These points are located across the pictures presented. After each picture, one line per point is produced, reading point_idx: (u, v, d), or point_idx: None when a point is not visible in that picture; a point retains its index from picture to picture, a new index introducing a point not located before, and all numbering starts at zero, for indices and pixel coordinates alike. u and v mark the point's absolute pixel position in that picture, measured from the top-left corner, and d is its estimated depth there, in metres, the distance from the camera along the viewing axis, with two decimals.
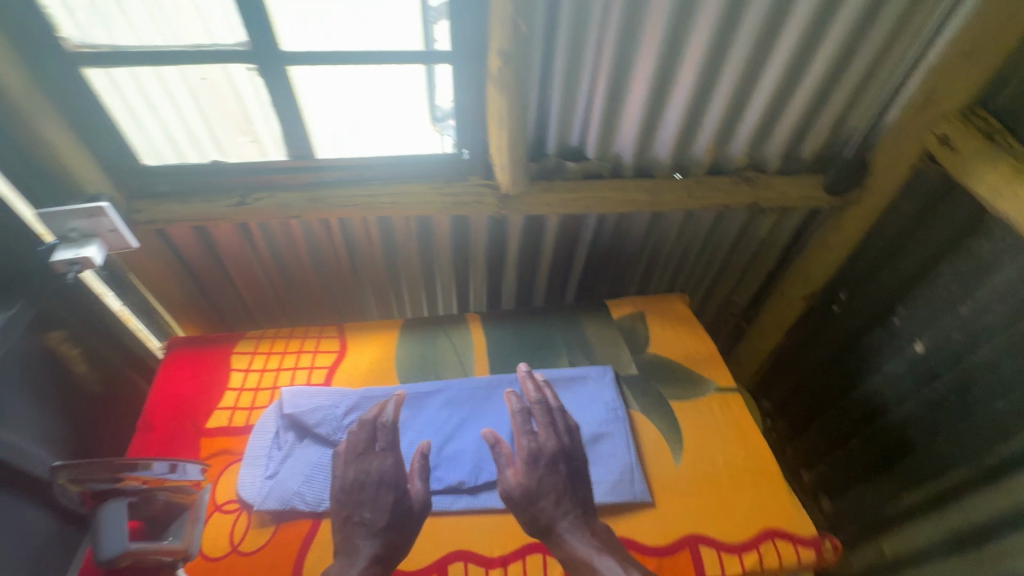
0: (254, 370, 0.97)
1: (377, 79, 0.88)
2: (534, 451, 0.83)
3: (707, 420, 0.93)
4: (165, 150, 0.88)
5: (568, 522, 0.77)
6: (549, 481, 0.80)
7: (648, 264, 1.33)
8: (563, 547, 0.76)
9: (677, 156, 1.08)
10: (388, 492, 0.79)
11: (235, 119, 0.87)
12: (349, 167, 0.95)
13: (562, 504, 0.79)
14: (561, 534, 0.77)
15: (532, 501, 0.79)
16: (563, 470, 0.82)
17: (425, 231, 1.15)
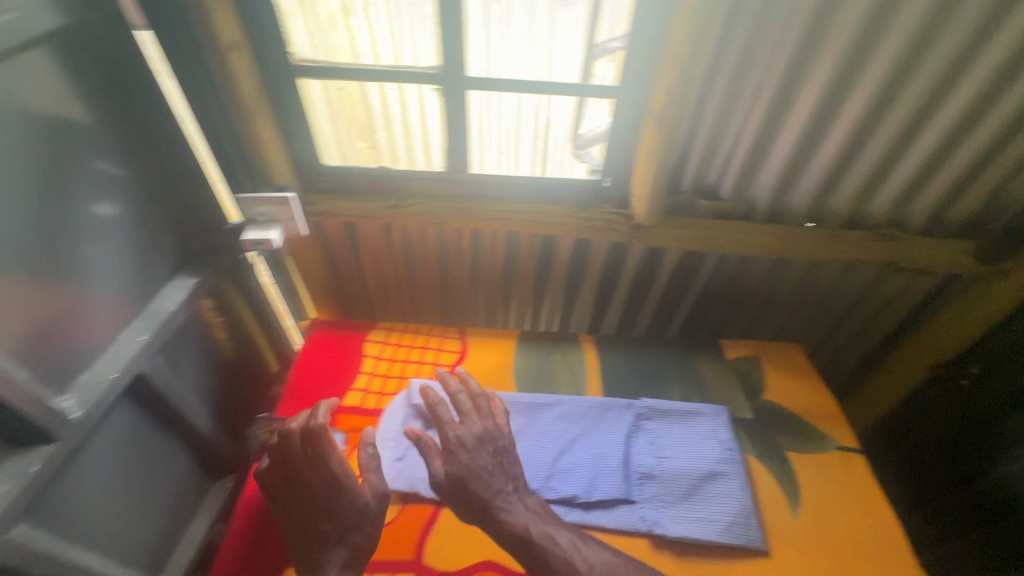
0: (384, 358, 1.05)
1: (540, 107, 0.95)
2: (460, 437, 0.77)
3: (828, 478, 0.90)
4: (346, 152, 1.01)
5: (502, 501, 0.75)
6: (481, 464, 0.76)
7: (759, 309, 1.31)
8: (508, 528, 0.73)
9: (813, 205, 1.07)
10: (341, 496, 0.76)
11: (360, 126, 0.97)
12: (494, 185, 1.05)
13: (495, 483, 0.76)
14: (503, 519, 0.74)
15: (468, 483, 0.75)
16: (488, 449, 0.78)
17: (546, 250, 1.21)
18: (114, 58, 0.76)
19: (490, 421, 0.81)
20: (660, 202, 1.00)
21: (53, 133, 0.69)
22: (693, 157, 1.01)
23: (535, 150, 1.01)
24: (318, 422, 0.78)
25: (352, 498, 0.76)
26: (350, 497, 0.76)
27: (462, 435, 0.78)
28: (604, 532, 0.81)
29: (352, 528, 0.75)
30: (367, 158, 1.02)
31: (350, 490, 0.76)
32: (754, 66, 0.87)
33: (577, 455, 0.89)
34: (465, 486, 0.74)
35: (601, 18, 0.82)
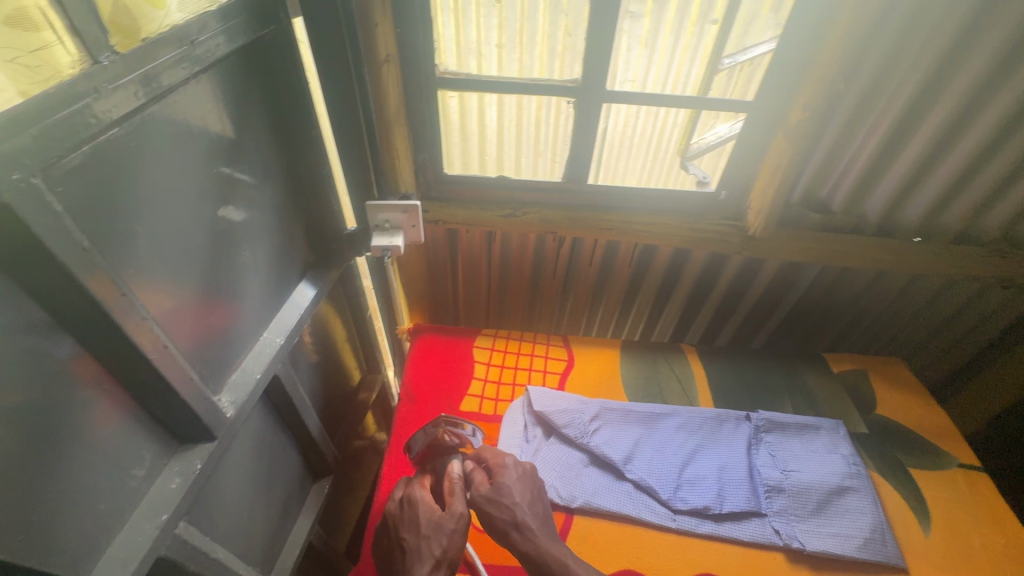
0: (494, 365, 1.06)
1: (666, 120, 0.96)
2: (510, 462, 0.78)
3: (957, 497, 0.89)
4: (472, 160, 1.04)
5: (538, 524, 0.71)
6: (518, 484, 0.75)
7: (851, 323, 1.30)
8: (531, 550, 0.69)
9: (925, 221, 1.07)
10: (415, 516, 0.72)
11: (448, 131, 0.99)
12: (604, 194, 1.07)
13: (529, 508, 0.72)
14: (528, 540, 0.69)
15: (500, 502, 0.72)
16: (526, 474, 0.78)
17: (644, 259, 1.21)
18: (275, 72, 0.79)
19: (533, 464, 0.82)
20: (777, 214, 1.00)
21: (211, 148, 0.70)
22: (808, 171, 1.02)
23: (651, 161, 1.03)
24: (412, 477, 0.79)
25: (433, 516, 0.71)
26: (429, 515, 0.71)
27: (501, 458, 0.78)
28: (738, 544, 0.82)
29: (427, 541, 0.69)
30: (491, 167, 1.05)
31: (424, 505, 0.73)
32: (887, 83, 0.87)
33: (702, 466, 0.90)
34: (492, 504, 0.72)
35: (743, 34, 0.83)
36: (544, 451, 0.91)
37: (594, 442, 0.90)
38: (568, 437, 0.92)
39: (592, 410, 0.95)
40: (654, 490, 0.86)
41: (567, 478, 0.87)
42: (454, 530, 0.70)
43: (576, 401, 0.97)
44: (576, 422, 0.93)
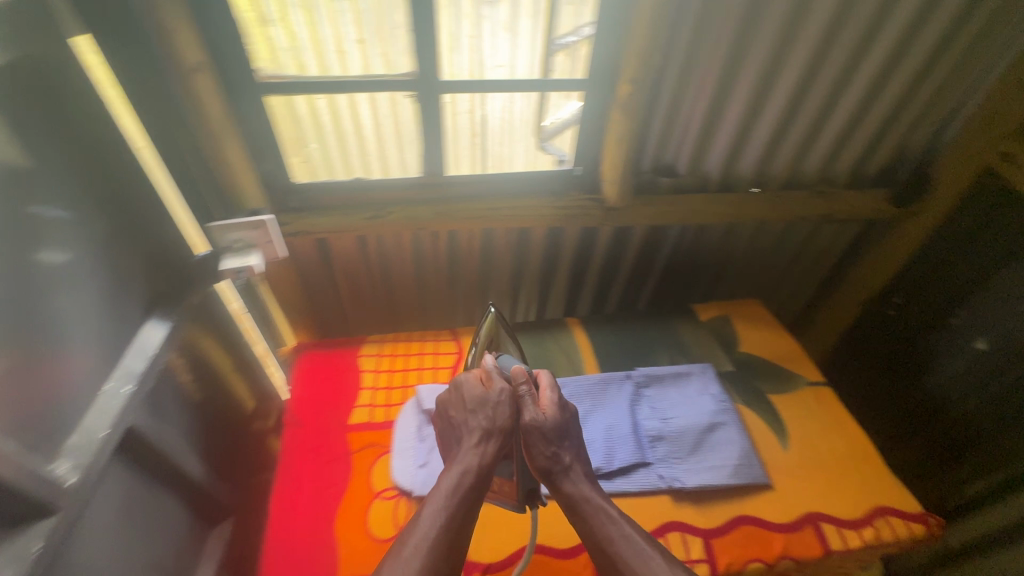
0: (383, 371, 1.04)
1: (510, 105, 0.97)
2: (561, 404, 0.79)
3: (807, 412, 1.02)
4: (319, 168, 0.99)
5: (575, 474, 0.74)
6: (566, 419, 0.77)
7: (717, 273, 1.42)
8: (571, 493, 0.72)
9: (758, 172, 1.18)
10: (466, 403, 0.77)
11: (289, 141, 0.94)
12: (468, 184, 1.07)
13: (572, 454, 0.76)
14: (570, 482, 0.73)
15: (547, 437, 0.74)
16: (573, 415, 0.79)
17: (522, 242, 1.24)
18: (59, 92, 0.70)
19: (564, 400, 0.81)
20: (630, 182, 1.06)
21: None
22: (652, 140, 1.09)
23: (506, 147, 1.04)
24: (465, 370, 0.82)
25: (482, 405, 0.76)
26: (478, 402, 0.76)
27: (552, 391, 0.80)
28: (628, 496, 0.87)
29: (472, 415, 0.75)
30: (341, 173, 1.01)
31: (469, 388, 0.78)
32: (701, 51, 0.95)
33: (591, 431, 0.95)
34: (540, 434, 0.74)
35: (563, 15, 0.86)
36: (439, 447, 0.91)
37: None
38: None
39: None
40: None
41: None
42: (497, 405, 0.76)
43: None
44: None
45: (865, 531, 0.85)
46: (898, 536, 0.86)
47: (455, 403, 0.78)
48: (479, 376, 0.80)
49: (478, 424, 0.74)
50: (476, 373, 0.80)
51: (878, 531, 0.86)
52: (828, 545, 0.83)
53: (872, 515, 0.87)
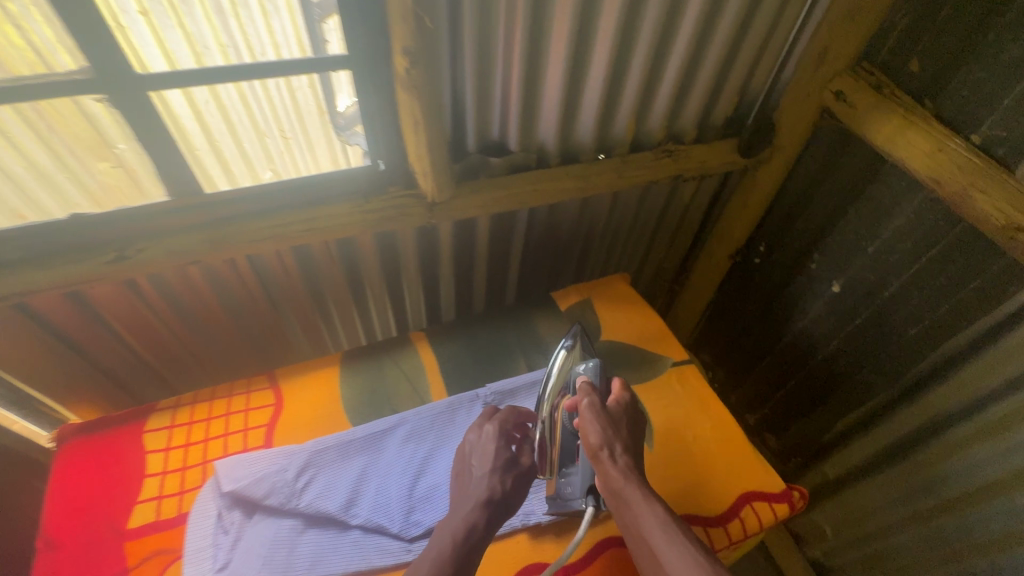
0: (176, 447, 0.84)
1: (263, 95, 0.78)
2: (620, 407, 0.75)
3: (671, 398, 0.95)
4: (142, 176, 0.80)
5: (622, 464, 0.68)
6: (626, 418, 0.74)
7: (583, 248, 1.31)
8: (617, 481, 0.67)
9: (599, 138, 1.05)
10: (490, 451, 0.76)
11: (91, 145, 0.74)
12: (250, 199, 0.87)
13: (627, 445, 0.71)
14: (615, 470, 0.67)
15: (602, 424, 0.71)
16: (638, 415, 0.76)
17: (349, 256, 1.05)
18: None
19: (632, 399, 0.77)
20: (447, 172, 0.89)
21: None
22: (468, 114, 0.92)
23: (279, 148, 0.85)
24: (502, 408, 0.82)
25: (499, 446, 0.76)
26: (493, 445, 0.76)
27: (621, 390, 0.77)
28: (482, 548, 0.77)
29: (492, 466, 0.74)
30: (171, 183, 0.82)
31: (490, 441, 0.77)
32: (494, 7, 0.78)
33: (435, 474, 0.82)
34: (598, 420, 0.71)
35: None
36: (247, 536, 0.74)
37: (306, 502, 0.76)
38: (272, 508, 0.76)
39: (298, 462, 0.79)
40: (380, 525, 0.76)
41: (276, 560, 0.71)
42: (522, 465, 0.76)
43: (281, 455, 0.80)
44: (278, 487, 0.76)
45: (731, 526, 0.81)
46: (764, 523, 0.82)
47: (479, 450, 0.76)
48: (495, 417, 0.79)
49: (481, 466, 0.74)
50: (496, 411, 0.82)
51: (745, 523, 0.81)
52: None
53: (738, 505, 0.83)
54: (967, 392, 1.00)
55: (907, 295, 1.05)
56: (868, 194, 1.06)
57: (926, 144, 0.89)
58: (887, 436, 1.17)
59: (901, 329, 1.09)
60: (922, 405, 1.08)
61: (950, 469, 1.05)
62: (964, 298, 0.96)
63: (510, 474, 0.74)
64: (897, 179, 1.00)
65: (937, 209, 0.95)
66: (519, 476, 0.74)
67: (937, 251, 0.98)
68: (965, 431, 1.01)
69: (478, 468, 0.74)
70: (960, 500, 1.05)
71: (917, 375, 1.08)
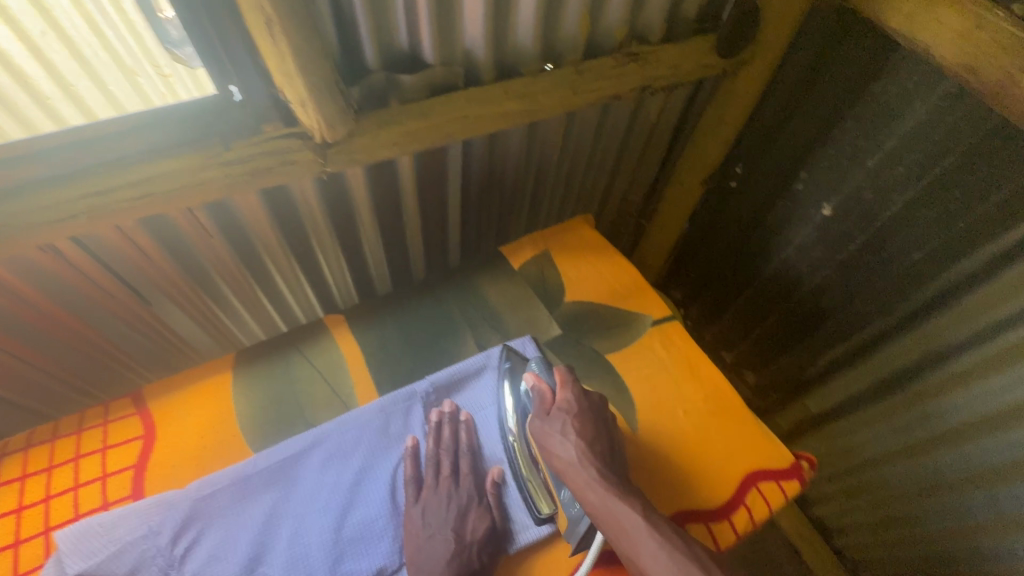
0: (3, 514, 0.61)
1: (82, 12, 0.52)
2: (568, 408, 0.64)
3: (654, 366, 0.79)
4: None
5: (585, 477, 0.58)
6: (575, 420, 0.62)
7: (536, 188, 1.09)
8: (588, 497, 0.57)
9: (544, 43, 0.80)
10: (453, 513, 0.62)
11: None
12: (55, 154, 0.58)
13: (591, 449, 0.60)
14: (582, 485, 0.58)
15: (559, 438, 0.61)
16: (591, 409, 0.65)
17: (234, 229, 0.80)
18: None
19: (585, 398, 0.65)
20: (335, 100, 0.63)
21: None
22: (359, 18, 0.65)
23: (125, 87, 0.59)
24: (437, 447, 0.68)
25: (476, 513, 0.63)
26: (471, 511, 0.64)
27: (564, 387, 0.66)
28: None
29: (459, 527, 0.62)
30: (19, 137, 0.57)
31: (448, 495, 0.64)
32: None
33: (369, 505, 0.64)
34: (553, 437, 0.62)
35: None
36: None
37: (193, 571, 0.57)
38: None
39: (177, 519, 0.59)
40: None
41: None
42: (481, 513, 0.64)
43: (154, 510, 0.59)
44: (150, 558, 0.57)
45: (737, 518, 0.68)
46: (772, 508, 0.69)
47: (433, 508, 0.63)
48: (468, 472, 0.66)
49: (459, 535, 0.61)
50: (462, 459, 0.67)
51: (751, 512, 0.68)
52: None
53: (743, 491, 0.69)
54: (975, 320, 0.88)
55: (911, 215, 0.91)
56: (870, 95, 0.88)
57: (958, 21, 0.69)
58: (880, 371, 1.07)
59: (903, 254, 0.95)
60: (924, 335, 0.96)
61: (948, 402, 0.96)
62: (983, 213, 0.81)
63: (490, 544, 0.62)
64: (909, 73, 0.81)
65: (959, 108, 0.78)
66: (502, 544, 0.63)
67: (952, 161, 0.81)
68: (971, 362, 0.90)
69: (452, 537, 0.60)
70: (957, 433, 0.96)
71: (918, 304, 0.96)
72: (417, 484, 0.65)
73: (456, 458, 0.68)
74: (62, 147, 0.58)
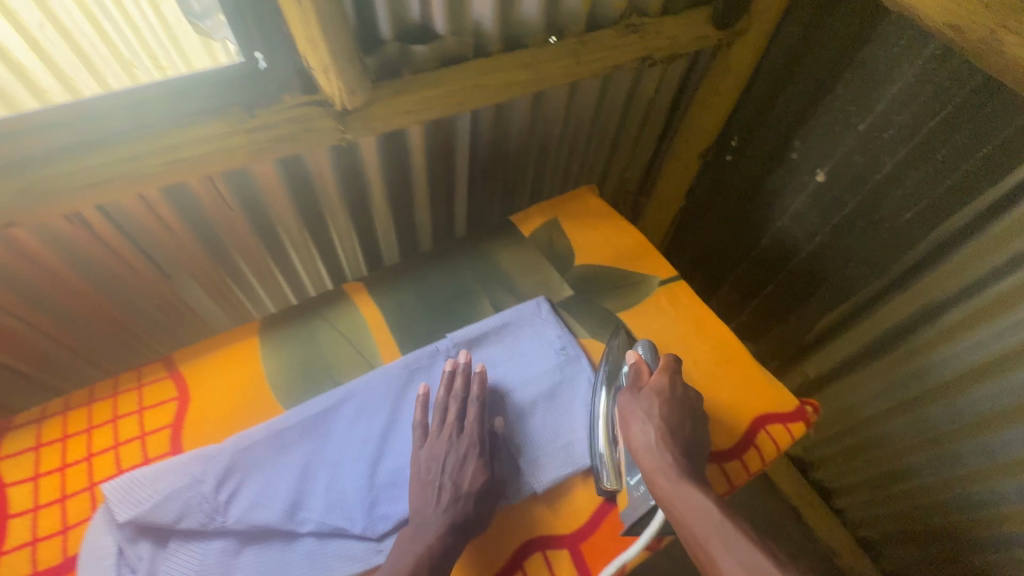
0: (47, 472, 0.63)
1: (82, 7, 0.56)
2: (660, 391, 0.68)
3: (664, 322, 0.82)
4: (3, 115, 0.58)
5: (660, 462, 0.62)
6: (663, 406, 0.66)
7: (539, 161, 1.12)
8: (659, 482, 0.61)
9: (549, 15, 0.83)
10: (456, 458, 0.64)
11: None
12: (87, 121, 0.61)
13: (671, 435, 0.64)
14: (657, 470, 0.62)
15: (640, 418, 0.66)
16: (682, 397, 0.68)
17: (250, 200, 0.82)
18: None
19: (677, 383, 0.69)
20: (354, 67, 0.66)
21: None
22: None
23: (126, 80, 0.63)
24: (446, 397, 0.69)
25: (474, 461, 0.64)
26: (470, 458, 0.64)
27: (660, 370, 0.70)
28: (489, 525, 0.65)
29: (458, 472, 0.63)
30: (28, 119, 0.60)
31: (451, 443, 0.65)
32: None
33: (399, 453, 0.67)
34: (636, 416, 0.66)
35: None
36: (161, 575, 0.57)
37: (237, 516, 0.60)
38: (191, 531, 0.59)
39: (218, 469, 0.62)
40: (338, 528, 0.61)
41: None
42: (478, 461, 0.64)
43: (194, 463, 0.62)
44: (195, 505, 0.59)
45: (747, 458, 0.72)
46: (780, 448, 0.74)
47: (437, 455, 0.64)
48: (474, 419, 0.67)
49: (454, 482, 0.62)
50: (469, 407, 0.68)
51: (761, 451, 0.72)
52: None
53: (752, 433, 0.73)
54: (964, 274, 0.92)
55: (902, 175, 0.95)
56: (860, 61, 0.92)
57: None
58: (874, 330, 1.11)
59: (895, 215, 0.99)
60: (915, 292, 1.01)
61: (939, 355, 1.00)
62: (970, 169, 0.85)
63: (486, 491, 0.63)
64: (897, 37, 0.85)
65: (945, 68, 0.82)
66: (499, 493, 0.64)
67: (940, 120, 0.86)
68: (960, 315, 0.94)
69: (450, 483, 0.62)
70: (948, 385, 1.01)
71: (909, 262, 1.00)
72: (422, 433, 0.67)
73: (464, 406, 0.69)
74: (87, 116, 0.61)
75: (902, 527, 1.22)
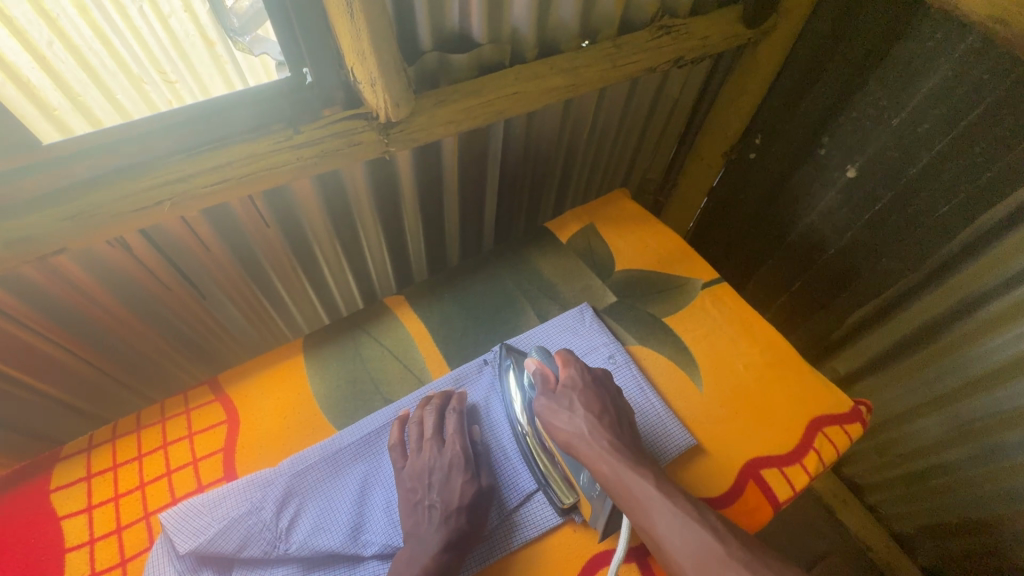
0: (101, 503, 0.62)
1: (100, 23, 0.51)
2: (573, 381, 0.65)
3: (711, 325, 0.81)
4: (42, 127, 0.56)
5: (595, 446, 0.59)
6: (581, 394, 0.64)
7: (567, 166, 1.11)
8: (600, 469, 0.57)
9: (584, 20, 0.82)
10: (438, 476, 0.61)
11: None
12: (133, 143, 0.60)
13: (599, 418, 0.62)
14: (597, 456, 0.58)
15: (562, 410, 0.63)
16: (595, 383, 0.66)
17: (288, 217, 0.80)
18: None
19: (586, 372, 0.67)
20: (401, 78, 0.65)
21: None
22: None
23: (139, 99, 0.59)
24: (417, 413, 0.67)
25: (460, 477, 0.62)
26: (455, 475, 0.62)
27: (568, 366, 0.67)
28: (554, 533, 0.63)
29: (436, 488, 0.60)
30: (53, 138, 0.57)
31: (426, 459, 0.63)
32: None
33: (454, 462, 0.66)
34: (560, 412, 0.63)
35: None
36: None
37: (298, 541, 0.58)
38: (252, 560, 0.57)
39: (276, 494, 0.61)
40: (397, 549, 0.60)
41: None
42: (458, 474, 0.62)
43: (252, 488, 0.61)
44: (256, 533, 0.58)
45: (807, 461, 0.70)
46: (839, 450, 0.72)
47: (415, 476, 0.62)
48: (454, 432, 0.65)
49: (444, 501, 0.59)
50: (448, 418, 0.66)
51: (820, 454, 0.71)
52: (775, 498, 0.67)
53: (810, 436, 0.72)
54: (1001, 268, 0.90)
55: (939, 168, 0.93)
56: (892, 56, 0.91)
57: None
58: (905, 326, 1.10)
59: (931, 209, 0.97)
60: (949, 287, 0.99)
61: (976, 350, 0.98)
62: (1011, 161, 0.84)
63: (480, 507, 0.61)
64: (930, 32, 0.85)
65: (983, 61, 0.81)
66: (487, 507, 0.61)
67: (977, 114, 0.85)
68: (996, 310, 0.93)
69: (438, 503, 0.59)
70: (984, 381, 0.99)
71: (944, 257, 0.99)
72: (403, 449, 0.65)
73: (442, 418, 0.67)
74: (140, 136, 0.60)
75: (940, 523, 1.21)
